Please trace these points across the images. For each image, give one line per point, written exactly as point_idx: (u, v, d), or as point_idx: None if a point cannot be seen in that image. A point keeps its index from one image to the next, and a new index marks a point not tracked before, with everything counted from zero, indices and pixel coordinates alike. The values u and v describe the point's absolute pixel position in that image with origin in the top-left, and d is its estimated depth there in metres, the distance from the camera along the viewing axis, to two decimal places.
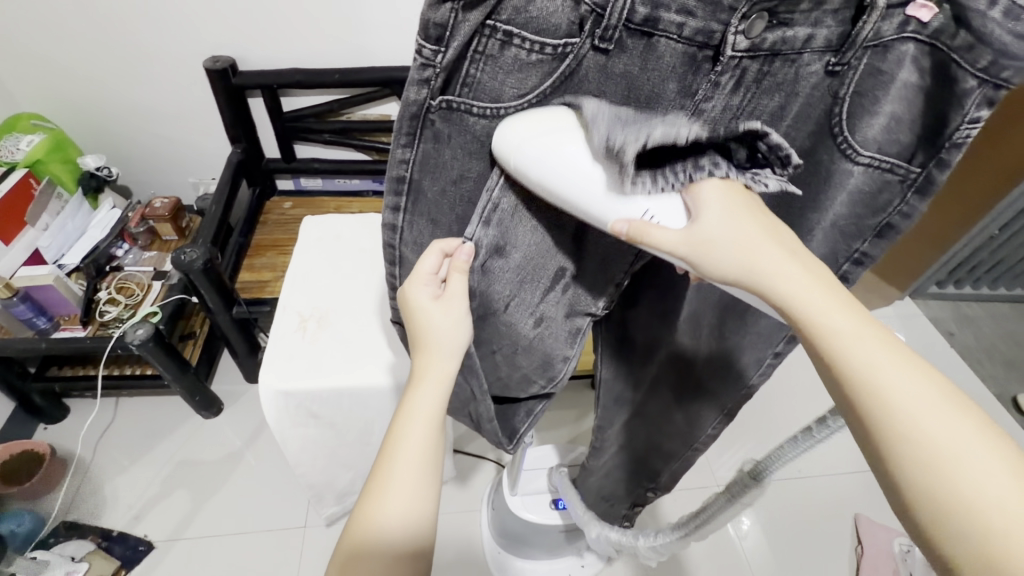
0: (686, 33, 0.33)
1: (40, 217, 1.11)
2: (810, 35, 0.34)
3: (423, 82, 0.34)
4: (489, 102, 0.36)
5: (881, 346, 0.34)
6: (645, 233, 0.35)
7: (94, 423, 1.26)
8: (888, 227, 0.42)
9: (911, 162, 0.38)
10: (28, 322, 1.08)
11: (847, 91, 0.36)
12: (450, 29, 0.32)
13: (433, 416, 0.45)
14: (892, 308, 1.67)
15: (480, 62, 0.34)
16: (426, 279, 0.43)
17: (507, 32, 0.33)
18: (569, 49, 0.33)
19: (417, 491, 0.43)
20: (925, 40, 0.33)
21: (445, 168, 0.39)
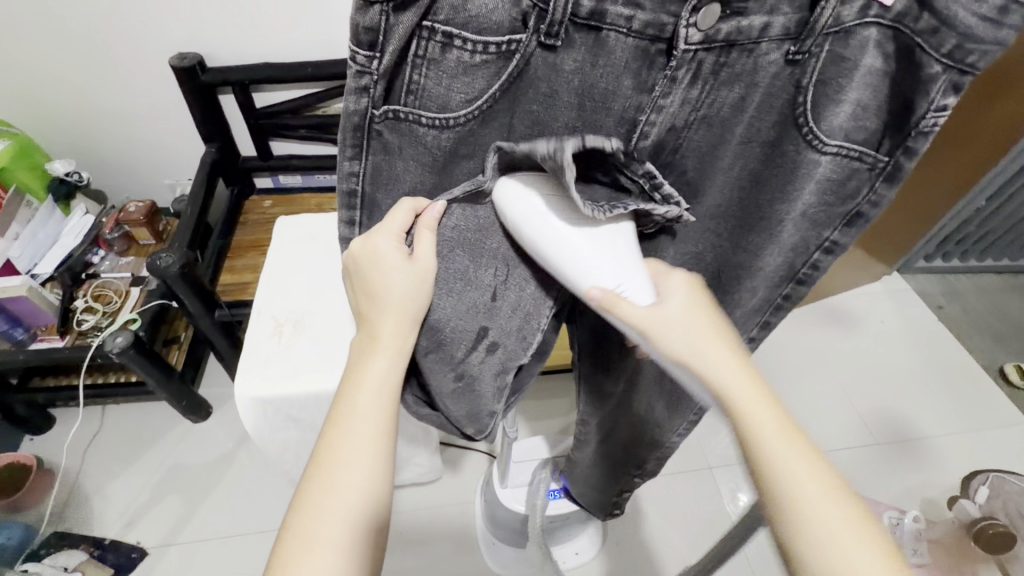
0: (636, 26, 0.32)
1: (11, 226, 1.08)
2: (766, 23, 0.32)
3: (361, 91, 0.33)
4: (436, 110, 0.34)
5: (792, 434, 0.36)
6: (616, 304, 0.37)
7: (80, 431, 1.25)
8: (858, 215, 0.41)
9: (877, 149, 0.37)
10: (4, 334, 1.06)
11: (810, 80, 0.34)
12: (382, 32, 0.30)
13: (391, 391, 0.41)
14: (880, 284, 1.68)
15: (422, 66, 0.32)
16: (396, 234, 0.39)
17: (447, 33, 0.31)
18: (515, 46, 0.32)
19: (364, 472, 0.39)
20: (888, 24, 0.32)
21: (398, 180, 0.39)
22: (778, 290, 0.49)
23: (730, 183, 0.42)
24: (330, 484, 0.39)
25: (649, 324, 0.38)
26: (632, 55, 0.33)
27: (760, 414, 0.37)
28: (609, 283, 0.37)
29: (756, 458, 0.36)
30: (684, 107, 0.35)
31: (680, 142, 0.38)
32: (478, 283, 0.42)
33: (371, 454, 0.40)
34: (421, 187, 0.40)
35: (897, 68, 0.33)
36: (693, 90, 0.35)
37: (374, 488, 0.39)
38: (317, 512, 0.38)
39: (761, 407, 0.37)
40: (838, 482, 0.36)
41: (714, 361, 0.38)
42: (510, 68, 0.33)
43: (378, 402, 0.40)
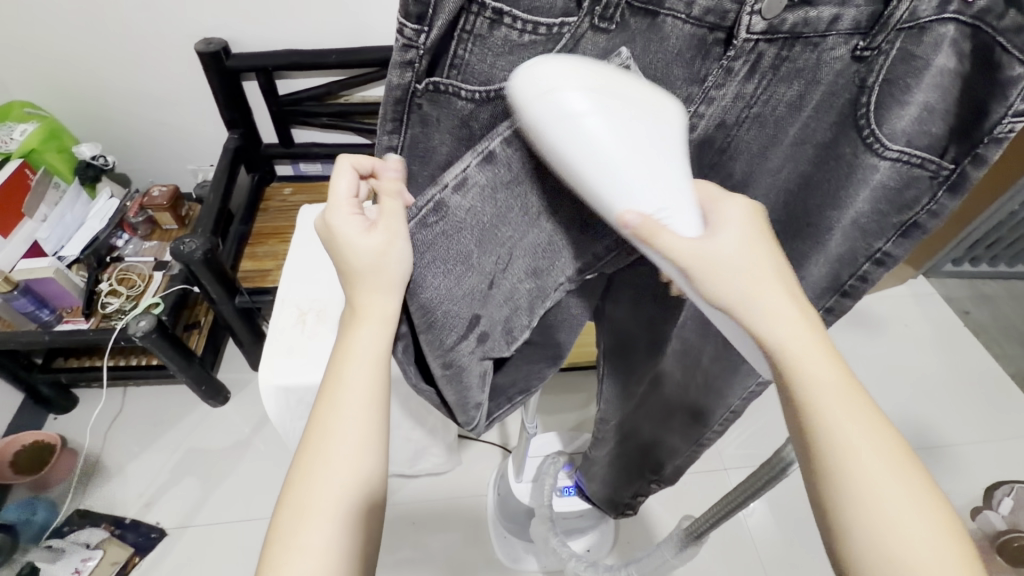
0: (695, 13, 0.30)
1: (38, 208, 1.10)
2: (835, 15, 0.29)
3: (406, 64, 0.32)
4: (478, 86, 0.32)
5: (860, 400, 0.35)
6: (654, 234, 0.31)
7: (102, 412, 1.27)
8: (913, 226, 0.38)
9: (942, 156, 0.34)
10: (30, 315, 1.06)
11: (876, 79, 0.32)
12: (431, 4, 0.29)
13: (374, 360, 0.42)
14: (906, 288, 1.64)
15: (469, 42, 0.31)
16: (345, 201, 0.43)
17: (497, 10, 0.29)
18: (565, 29, 0.30)
19: (359, 445, 0.41)
20: (968, 21, 0.29)
21: (434, 153, 0.37)
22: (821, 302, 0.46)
23: (777, 186, 0.39)
24: (319, 455, 0.41)
25: (699, 258, 0.34)
26: (686, 44, 0.31)
27: (823, 367, 0.35)
28: (650, 205, 0.30)
29: (826, 423, 0.34)
30: (737, 103, 0.33)
31: (729, 142, 0.36)
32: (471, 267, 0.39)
33: (357, 417, 0.42)
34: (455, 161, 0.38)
35: (973, 70, 0.31)
36: (748, 85, 0.32)
37: (361, 461, 0.41)
38: (309, 477, 0.40)
39: (827, 361, 0.35)
40: (903, 457, 0.34)
41: (771, 315, 0.35)
42: (559, 51, 0.31)
43: (361, 367, 0.42)
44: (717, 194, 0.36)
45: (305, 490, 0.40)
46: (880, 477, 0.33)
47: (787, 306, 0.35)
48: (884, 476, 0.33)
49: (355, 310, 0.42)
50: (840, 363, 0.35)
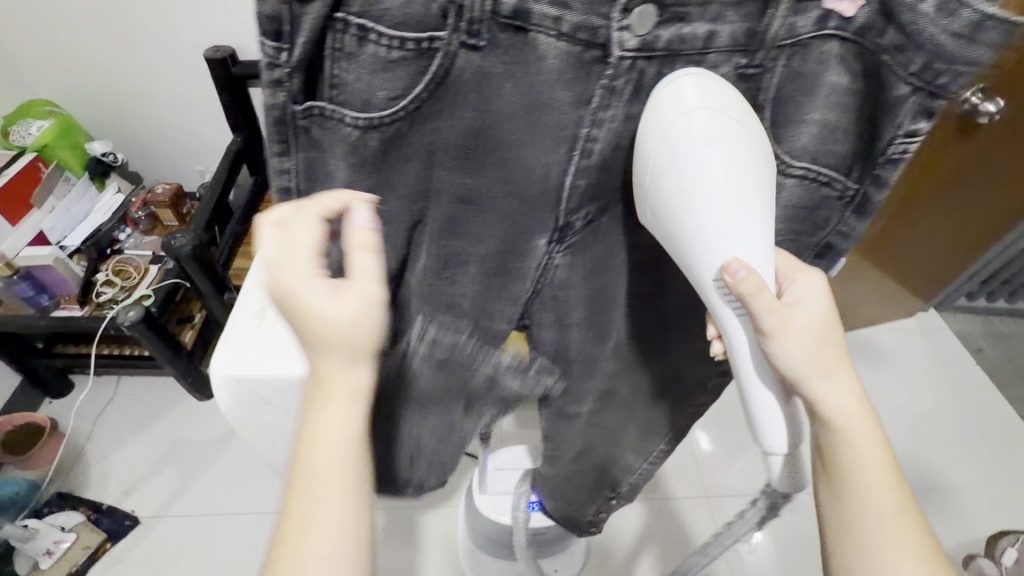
0: (566, 28, 0.29)
1: (47, 199, 1.16)
2: (711, 32, 0.30)
3: (275, 85, 0.31)
4: (359, 109, 0.32)
5: (886, 468, 0.41)
6: (755, 289, 0.33)
7: (94, 399, 1.31)
8: (828, 246, 0.39)
9: (847, 177, 0.35)
10: (30, 300, 1.11)
11: (766, 96, 0.32)
12: (284, 21, 0.29)
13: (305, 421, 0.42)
14: (914, 320, 1.59)
15: (341, 60, 0.30)
16: (308, 261, 0.35)
17: (361, 26, 0.29)
18: (435, 44, 0.30)
19: None
20: (850, 38, 0.30)
21: (329, 180, 0.35)
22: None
23: None
24: None
25: (789, 329, 0.36)
26: (565, 61, 0.31)
27: (865, 440, 0.40)
28: (757, 261, 0.33)
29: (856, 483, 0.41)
30: (628, 123, 0.33)
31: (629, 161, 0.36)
32: (386, 303, 0.43)
33: (330, 526, 0.35)
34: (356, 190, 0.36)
35: (870, 87, 0.31)
36: (636, 105, 0.33)
37: None
38: None
39: (868, 435, 0.40)
40: (908, 511, 0.41)
41: (834, 391, 0.39)
42: (431, 63, 0.30)
43: (336, 465, 0.36)
44: (793, 265, 0.38)
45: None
46: (888, 528, 0.41)
47: (846, 383, 0.39)
48: (892, 508, 0.41)
49: (325, 393, 0.36)
50: (877, 431, 0.41)
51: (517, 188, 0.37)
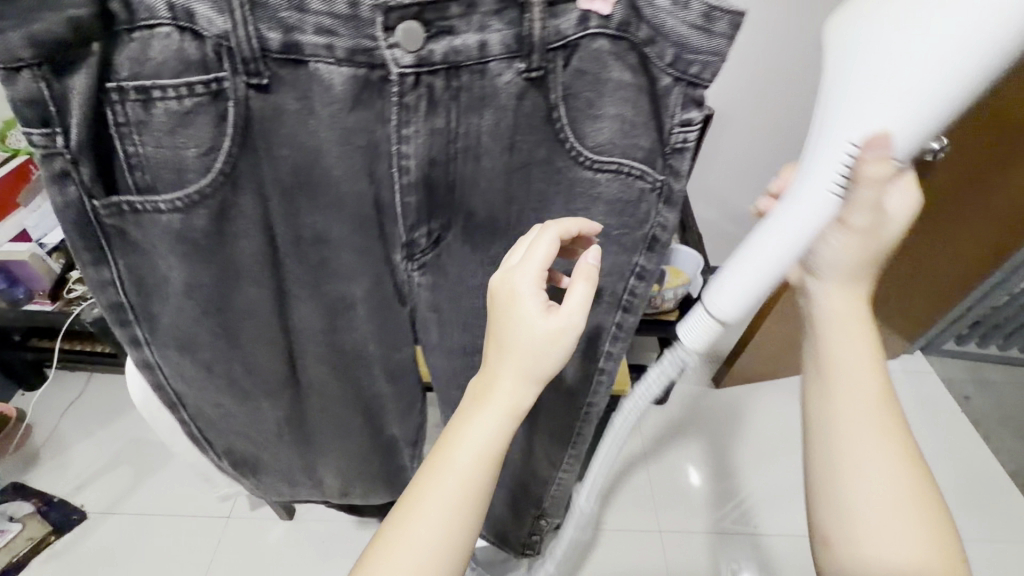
0: (339, 54, 0.36)
1: (34, 199, 1.22)
2: (482, 41, 0.36)
3: (64, 175, 0.37)
4: (169, 176, 0.39)
5: (887, 424, 0.50)
6: (873, 146, 0.39)
7: (64, 394, 1.35)
8: (655, 239, 0.45)
9: (654, 169, 0.41)
10: (6, 293, 1.17)
11: (557, 95, 0.38)
12: (52, 112, 0.35)
13: (479, 450, 0.41)
14: (899, 362, 1.54)
15: (129, 129, 0.38)
16: (538, 271, 0.40)
17: (140, 88, 0.36)
18: (221, 82, 0.36)
19: (468, 515, 0.41)
20: (614, 33, 0.36)
21: (156, 255, 0.42)
22: (610, 318, 0.50)
23: (497, 200, 0.44)
24: (421, 509, 0.41)
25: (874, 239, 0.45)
26: (351, 83, 0.38)
27: (871, 397, 0.50)
28: (882, 130, 0.39)
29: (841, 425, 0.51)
30: (439, 134, 0.39)
31: (452, 172, 0.42)
32: (231, 331, 0.49)
33: (458, 496, 0.41)
34: (190, 255, 0.42)
35: (643, 84, 0.38)
36: (437, 118, 0.39)
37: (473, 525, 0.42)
38: (403, 534, 0.41)
39: (871, 394, 0.50)
40: (907, 462, 0.50)
41: (843, 348, 0.51)
42: (221, 110, 0.37)
43: (478, 448, 0.41)
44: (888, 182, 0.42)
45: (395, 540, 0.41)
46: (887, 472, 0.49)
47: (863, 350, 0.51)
48: (882, 454, 0.50)
49: (492, 385, 0.41)
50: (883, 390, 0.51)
51: (373, 215, 0.44)
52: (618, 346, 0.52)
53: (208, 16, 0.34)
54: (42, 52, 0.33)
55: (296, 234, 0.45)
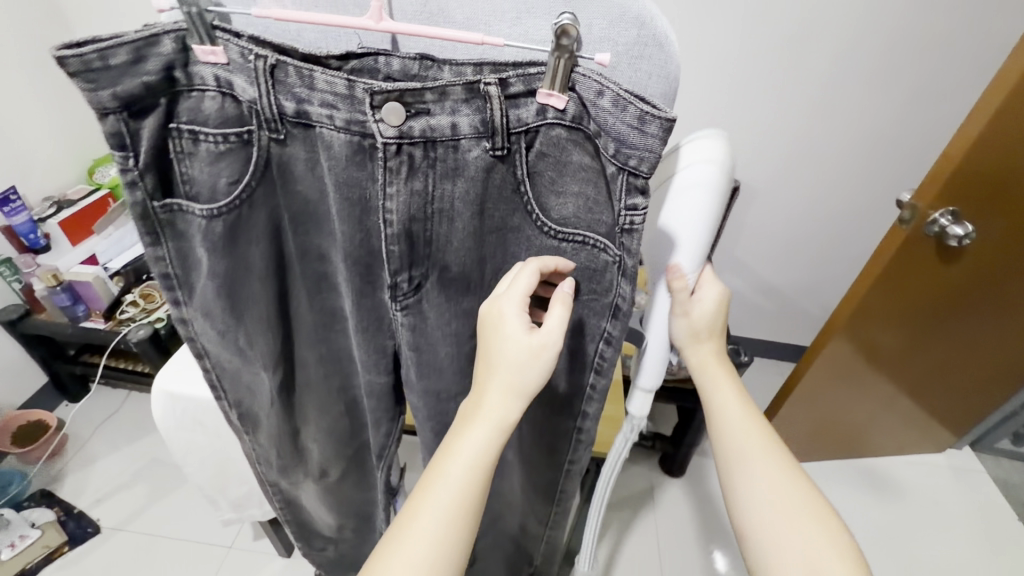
0: (339, 123, 0.40)
1: (106, 227, 1.34)
2: (453, 122, 0.39)
3: (132, 184, 0.41)
4: (207, 199, 0.43)
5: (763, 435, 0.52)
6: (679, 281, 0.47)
7: (102, 409, 1.44)
8: (619, 309, 0.44)
9: (613, 244, 0.42)
10: (67, 310, 1.27)
11: (523, 173, 0.41)
12: (128, 141, 0.40)
13: (480, 463, 0.41)
14: (944, 456, 1.42)
15: (185, 160, 0.43)
16: (521, 299, 0.41)
17: (192, 130, 0.41)
18: (249, 136, 0.42)
19: (455, 527, 0.40)
20: (568, 121, 0.39)
21: (196, 263, 0.47)
22: (584, 379, 0.51)
23: (475, 260, 0.46)
24: (411, 511, 0.40)
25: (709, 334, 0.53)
26: (349, 147, 0.41)
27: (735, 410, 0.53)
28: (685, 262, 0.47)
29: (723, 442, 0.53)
30: (414, 198, 0.41)
31: (430, 235, 0.44)
32: (253, 349, 0.53)
33: (440, 531, 0.39)
34: (216, 272, 0.46)
35: (601, 167, 0.40)
36: (414, 183, 0.41)
37: (461, 534, 0.40)
38: (397, 535, 0.40)
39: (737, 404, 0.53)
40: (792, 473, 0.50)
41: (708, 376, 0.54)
42: (250, 154, 0.42)
43: (460, 475, 0.40)
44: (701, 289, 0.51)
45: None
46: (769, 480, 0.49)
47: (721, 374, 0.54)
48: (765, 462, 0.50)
49: (475, 409, 0.42)
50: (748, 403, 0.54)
51: (365, 256, 0.47)
52: (594, 407, 0.52)
53: (245, 88, 0.39)
54: (124, 100, 0.38)
55: (301, 252, 0.50)
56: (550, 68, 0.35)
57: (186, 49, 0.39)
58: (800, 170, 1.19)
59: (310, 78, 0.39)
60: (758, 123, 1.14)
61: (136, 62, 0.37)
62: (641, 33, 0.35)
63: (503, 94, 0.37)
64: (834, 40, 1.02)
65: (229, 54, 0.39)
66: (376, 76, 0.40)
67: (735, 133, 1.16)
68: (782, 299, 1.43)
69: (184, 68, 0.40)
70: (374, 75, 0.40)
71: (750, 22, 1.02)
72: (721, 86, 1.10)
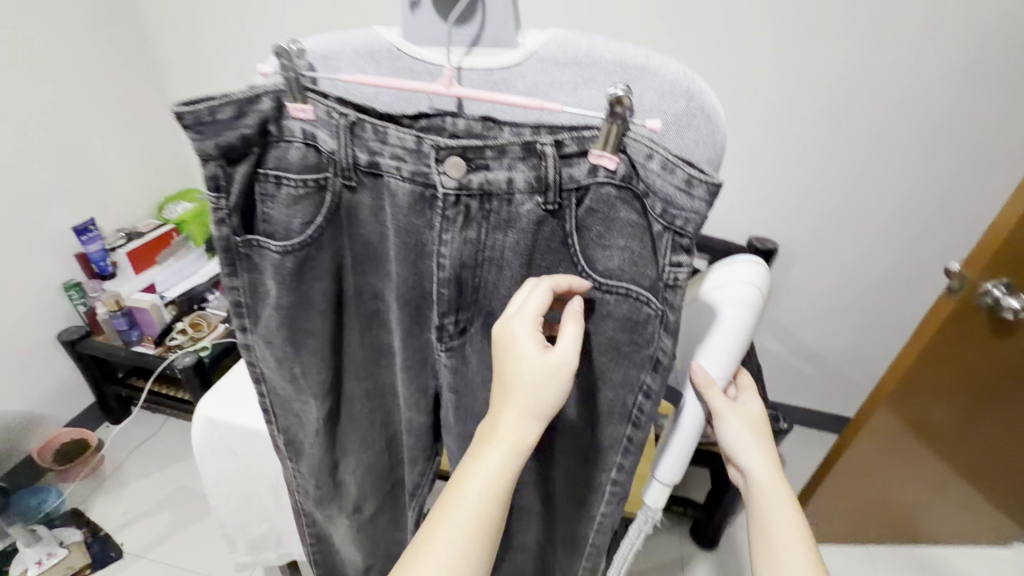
0: (405, 174, 0.44)
1: (168, 258, 1.46)
2: (509, 177, 0.42)
3: (220, 222, 0.47)
4: (282, 237, 0.47)
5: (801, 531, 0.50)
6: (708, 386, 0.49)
7: (139, 433, 1.48)
8: (659, 361, 0.45)
9: (655, 297, 0.43)
10: (123, 334, 1.35)
11: (571, 226, 0.43)
12: (223, 183, 0.45)
13: (497, 489, 0.42)
14: (1011, 553, 1.29)
15: (266, 202, 0.47)
16: (534, 319, 0.42)
17: (276, 176, 0.46)
18: (326, 182, 0.46)
19: (471, 554, 0.41)
20: (618, 181, 0.41)
21: (264, 297, 0.51)
22: (621, 430, 0.51)
23: None
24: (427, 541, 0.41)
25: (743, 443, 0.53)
26: (411, 196, 0.45)
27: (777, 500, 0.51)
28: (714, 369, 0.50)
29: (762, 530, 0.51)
30: (467, 245, 0.44)
31: (480, 280, 0.46)
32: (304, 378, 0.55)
33: (457, 554, 0.40)
34: (283, 305, 0.50)
35: (647, 225, 0.42)
36: (469, 231, 0.44)
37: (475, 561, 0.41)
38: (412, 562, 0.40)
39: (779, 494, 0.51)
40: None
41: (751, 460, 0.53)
42: (323, 199, 0.46)
43: (479, 498, 0.41)
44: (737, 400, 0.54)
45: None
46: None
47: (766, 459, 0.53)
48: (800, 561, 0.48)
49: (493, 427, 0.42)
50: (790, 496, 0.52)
51: (416, 296, 0.49)
52: (630, 460, 0.52)
53: (326, 140, 0.44)
54: (224, 150, 0.43)
55: (358, 290, 0.53)
56: (603, 131, 0.38)
57: (281, 107, 0.44)
58: (840, 234, 1.18)
59: (383, 133, 0.43)
60: (796, 187, 1.15)
61: (238, 116, 0.42)
62: (690, 104, 0.38)
63: (558, 154, 0.40)
64: (874, 111, 1.04)
65: (317, 111, 0.43)
66: (442, 134, 0.44)
67: (774, 195, 1.17)
68: (823, 364, 1.38)
69: (278, 122, 0.45)
70: (440, 133, 0.44)
71: (789, 91, 1.05)
72: (760, 149, 1.13)
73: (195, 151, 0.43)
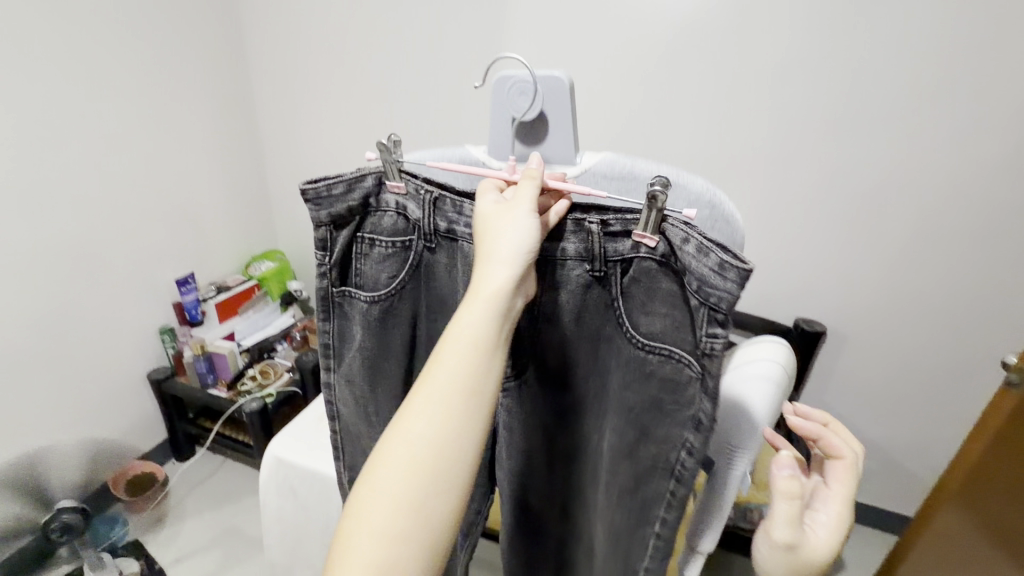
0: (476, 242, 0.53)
1: (247, 310, 1.62)
2: (565, 249, 0.52)
3: (324, 274, 0.58)
4: (371, 287, 0.57)
5: None
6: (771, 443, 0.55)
7: (200, 472, 1.58)
8: (699, 421, 0.49)
9: (694, 361, 0.48)
10: (201, 376, 1.49)
11: (615, 291, 0.51)
12: (328, 243, 0.56)
13: (462, 378, 0.44)
14: None
15: (360, 259, 0.57)
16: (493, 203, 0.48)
17: (369, 238, 0.56)
18: (410, 242, 0.56)
19: (450, 447, 0.43)
20: (656, 257, 0.48)
21: (351, 339, 0.60)
22: (665, 485, 0.54)
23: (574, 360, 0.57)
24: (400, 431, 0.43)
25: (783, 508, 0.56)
26: None
27: None
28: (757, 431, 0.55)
29: None
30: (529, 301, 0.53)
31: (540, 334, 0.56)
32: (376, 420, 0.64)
33: (429, 435, 0.43)
34: (366, 348, 0.60)
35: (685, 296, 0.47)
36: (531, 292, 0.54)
37: (455, 452, 0.43)
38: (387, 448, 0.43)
39: None
40: None
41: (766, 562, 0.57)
42: (407, 255, 0.57)
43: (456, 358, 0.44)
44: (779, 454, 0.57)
45: (378, 485, 0.42)
46: None
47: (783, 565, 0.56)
48: None
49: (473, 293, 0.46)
50: None
51: None
52: (673, 514, 0.54)
53: (414, 211, 0.55)
54: (334, 217, 0.55)
55: (428, 335, 0.62)
56: (643, 216, 0.46)
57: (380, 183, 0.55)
58: (895, 322, 1.17)
59: (461, 207, 0.52)
60: (846, 271, 1.16)
61: (347, 191, 0.54)
62: (712, 211, 0.47)
63: (605, 231, 0.49)
64: (921, 203, 1.06)
65: (408, 187, 0.54)
66: None
67: (824, 279, 1.19)
68: (883, 456, 1.31)
69: (376, 197, 0.56)
70: None
71: (837, 181, 1.09)
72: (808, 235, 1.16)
73: (312, 218, 0.55)
